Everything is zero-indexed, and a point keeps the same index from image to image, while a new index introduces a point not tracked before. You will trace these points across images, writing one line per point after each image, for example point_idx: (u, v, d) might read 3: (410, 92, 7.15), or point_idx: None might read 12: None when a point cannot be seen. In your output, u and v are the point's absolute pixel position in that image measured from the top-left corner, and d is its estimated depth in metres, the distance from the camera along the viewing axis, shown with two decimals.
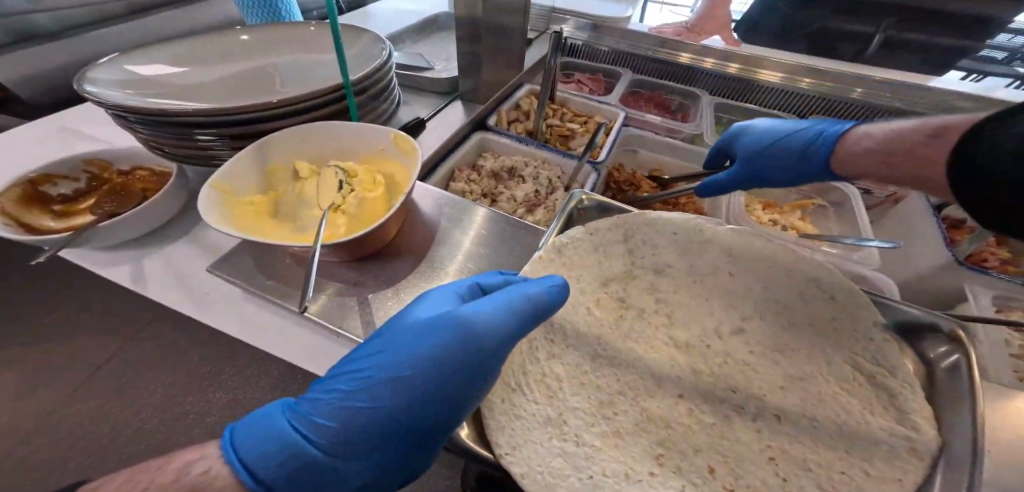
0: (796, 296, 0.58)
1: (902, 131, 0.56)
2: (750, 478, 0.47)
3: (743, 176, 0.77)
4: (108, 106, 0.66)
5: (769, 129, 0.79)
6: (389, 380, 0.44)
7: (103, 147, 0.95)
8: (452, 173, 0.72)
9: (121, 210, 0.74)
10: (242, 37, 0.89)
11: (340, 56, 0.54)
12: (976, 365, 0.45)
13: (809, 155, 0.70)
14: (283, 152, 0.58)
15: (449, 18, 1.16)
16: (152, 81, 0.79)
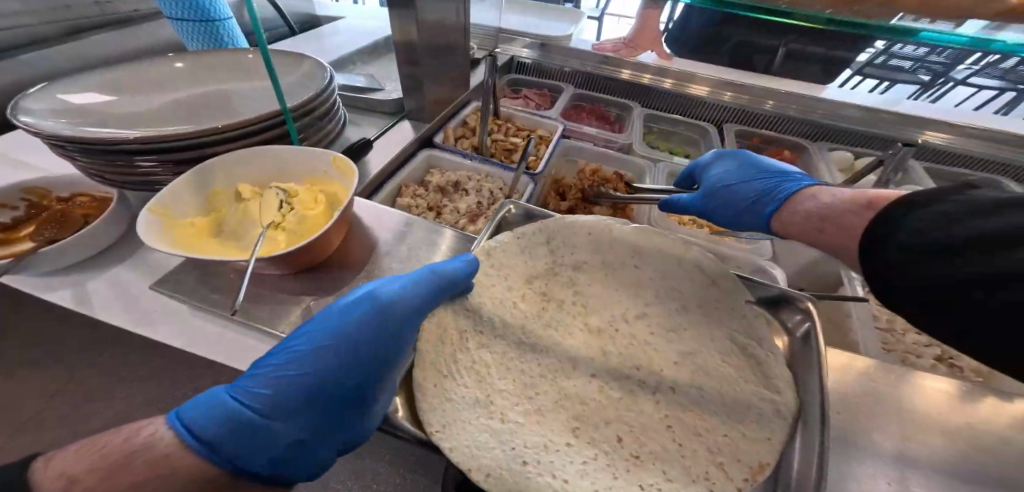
0: (686, 283, 0.65)
1: (837, 203, 0.58)
2: (653, 446, 0.52)
3: (701, 198, 0.80)
4: (46, 136, 0.64)
5: (749, 163, 0.79)
6: (320, 347, 0.47)
7: (38, 175, 0.88)
8: (400, 189, 0.88)
9: (61, 235, 0.69)
10: (176, 64, 0.86)
11: (276, 89, 0.61)
12: (822, 334, 0.53)
13: (759, 204, 0.72)
14: (226, 177, 0.64)
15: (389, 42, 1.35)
16: (64, 106, 0.73)
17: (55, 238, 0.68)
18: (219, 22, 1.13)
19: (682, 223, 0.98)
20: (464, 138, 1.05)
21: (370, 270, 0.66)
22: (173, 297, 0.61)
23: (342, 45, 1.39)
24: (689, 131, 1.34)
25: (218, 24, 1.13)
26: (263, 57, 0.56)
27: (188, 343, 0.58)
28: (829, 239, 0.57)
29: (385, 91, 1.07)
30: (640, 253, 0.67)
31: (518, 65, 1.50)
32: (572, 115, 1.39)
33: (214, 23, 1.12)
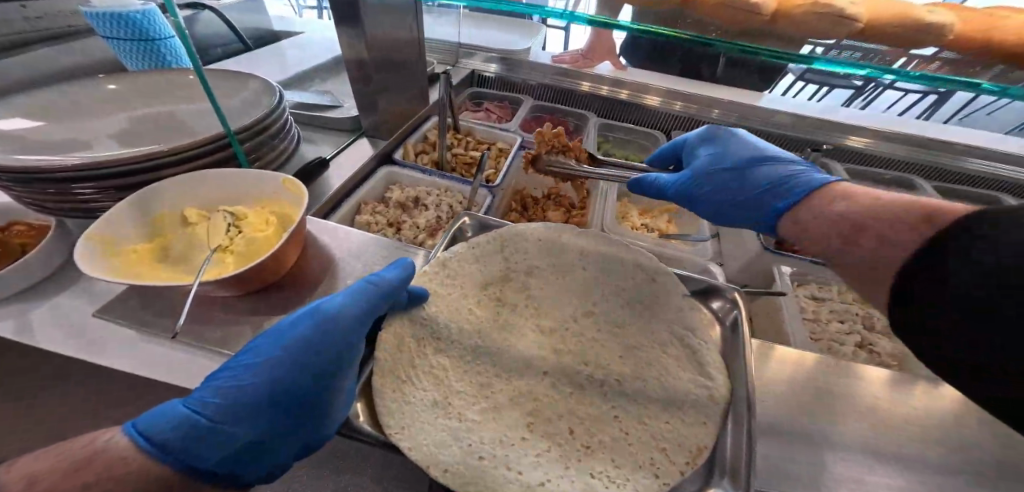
0: (629, 281, 0.70)
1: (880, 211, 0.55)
2: (602, 435, 0.56)
3: (696, 182, 0.81)
4: None
5: (748, 151, 0.80)
6: (270, 358, 0.49)
7: None
8: (359, 207, 0.91)
9: None
10: (109, 86, 0.86)
11: (216, 110, 0.63)
12: (745, 321, 0.61)
13: (760, 196, 0.73)
14: (170, 203, 0.65)
15: (341, 60, 1.39)
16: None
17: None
18: (159, 41, 1.12)
19: (634, 228, 1.05)
20: (425, 153, 1.08)
21: (327, 286, 0.68)
22: (121, 322, 0.61)
23: (298, 61, 1.39)
24: (641, 139, 1.43)
25: (158, 43, 1.13)
26: (201, 81, 0.59)
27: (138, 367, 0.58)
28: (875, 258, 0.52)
29: (343, 108, 1.09)
30: (587, 257, 0.72)
31: (480, 79, 1.55)
32: (532, 126, 1.45)
33: (153, 42, 1.11)
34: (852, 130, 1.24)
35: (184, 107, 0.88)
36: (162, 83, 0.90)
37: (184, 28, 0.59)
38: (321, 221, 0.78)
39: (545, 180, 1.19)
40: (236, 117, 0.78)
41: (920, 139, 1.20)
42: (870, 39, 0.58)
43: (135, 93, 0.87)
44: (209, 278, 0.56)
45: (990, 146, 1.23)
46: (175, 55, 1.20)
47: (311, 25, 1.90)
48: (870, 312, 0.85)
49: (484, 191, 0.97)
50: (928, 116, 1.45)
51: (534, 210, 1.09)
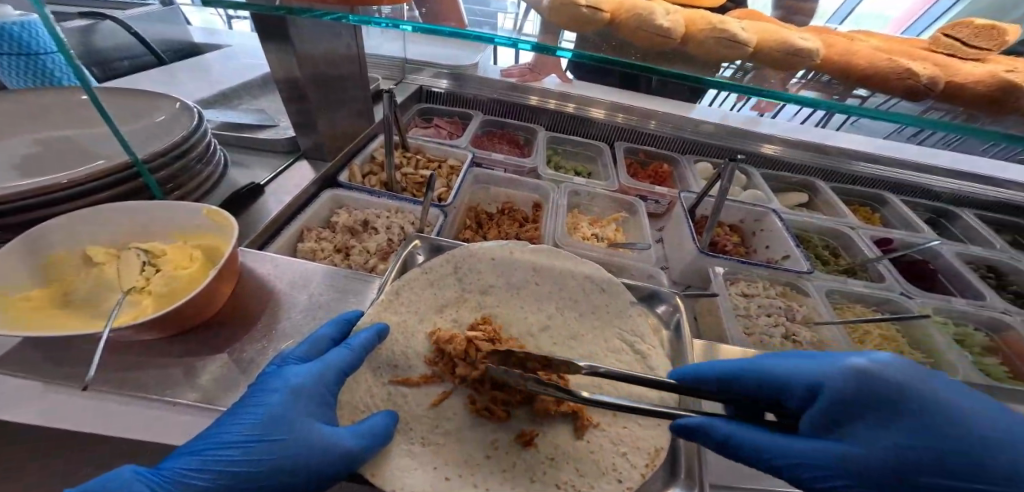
0: (581, 293, 0.73)
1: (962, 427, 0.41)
2: (566, 445, 0.57)
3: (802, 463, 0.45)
4: None
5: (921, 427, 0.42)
6: (253, 471, 0.44)
7: None
8: (303, 233, 0.86)
9: None
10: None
11: (117, 133, 0.58)
12: (686, 323, 0.66)
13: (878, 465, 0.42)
14: (67, 241, 0.57)
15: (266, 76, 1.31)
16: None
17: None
18: (47, 56, 1.00)
19: (585, 239, 1.08)
20: (373, 174, 1.06)
21: (269, 319, 0.64)
22: (14, 378, 0.52)
23: (223, 76, 1.30)
24: (587, 151, 1.49)
25: (44, 59, 1.01)
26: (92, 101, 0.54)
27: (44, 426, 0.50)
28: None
29: (279, 127, 1.03)
30: (540, 272, 0.74)
31: (428, 93, 1.54)
32: (483, 141, 1.45)
33: (40, 57, 0.99)
34: (766, 139, 1.39)
35: (88, 128, 0.79)
36: (59, 101, 0.79)
37: (66, 42, 0.51)
38: (258, 252, 0.73)
39: (498, 195, 1.21)
40: (149, 142, 0.71)
41: (816, 146, 1.37)
42: (755, 62, 0.54)
43: (23, 112, 0.76)
44: (123, 323, 0.50)
45: (875, 152, 1.43)
46: (66, 71, 1.07)
47: (241, 36, 1.79)
48: (792, 304, 0.95)
49: (435, 210, 0.97)
50: (825, 123, 1.66)
51: (486, 226, 1.10)
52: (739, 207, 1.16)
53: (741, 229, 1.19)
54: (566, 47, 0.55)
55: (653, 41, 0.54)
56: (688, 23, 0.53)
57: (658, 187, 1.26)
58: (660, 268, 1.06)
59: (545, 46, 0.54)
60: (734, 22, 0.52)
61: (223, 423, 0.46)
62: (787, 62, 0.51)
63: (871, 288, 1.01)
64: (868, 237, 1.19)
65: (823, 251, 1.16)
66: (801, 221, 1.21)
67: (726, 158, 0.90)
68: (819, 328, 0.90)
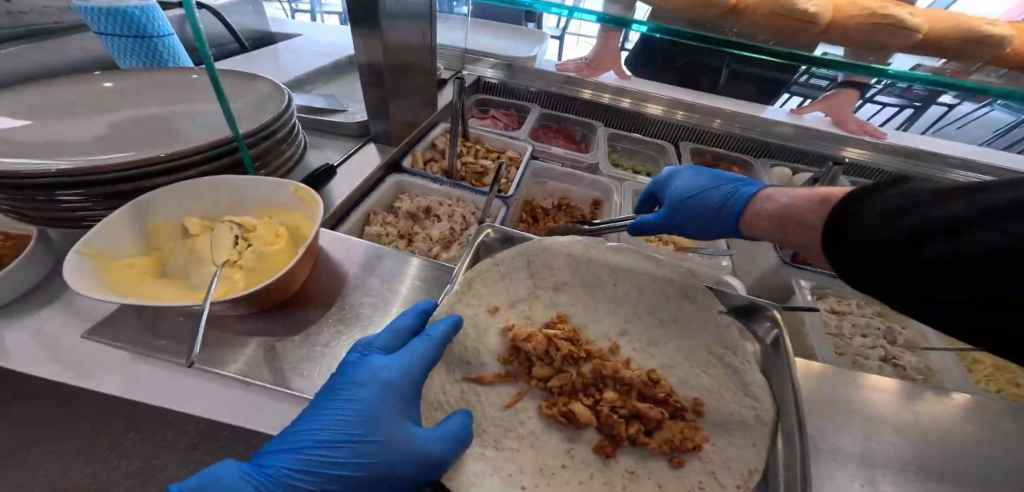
0: (662, 298, 0.67)
1: (793, 203, 0.58)
2: (649, 463, 0.52)
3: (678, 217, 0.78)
4: None
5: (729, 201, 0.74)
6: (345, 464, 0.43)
7: None
8: (369, 218, 0.86)
9: None
10: (105, 84, 0.80)
11: (227, 110, 0.58)
12: (788, 339, 0.59)
13: (709, 211, 0.73)
14: (167, 215, 0.58)
15: (333, 65, 1.33)
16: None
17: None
18: (158, 38, 1.05)
19: (649, 241, 1.03)
20: (434, 161, 1.05)
21: (344, 303, 0.63)
22: (114, 345, 0.54)
23: (297, 65, 1.34)
24: (647, 148, 1.42)
25: (156, 41, 1.06)
26: (212, 79, 0.54)
27: (137, 394, 0.51)
28: (799, 235, 0.55)
29: (349, 113, 1.04)
30: (616, 271, 0.70)
31: (485, 85, 1.52)
32: (539, 135, 1.42)
33: (152, 40, 1.04)
34: (851, 142, 1.26)
35: (180, 110, 0.82)
36: (158, 84, 0.83)
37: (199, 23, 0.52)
38: (330, 234, 0.73)
39: (555, 190, 1.17)
40: (241, 121, 0.73)
41: (910, 151, 1.23)
42: (918, 48, 0.46)
43: (130, 90, 0.81)
44: (219, 298, 0.50)
45: (981, 160, 1.26)
46: (173, 54, 1.12)
47: (310, 27, 1.84)
48: (889, 325, 0.85)
49: (498, 201, 0.95)
50: (912, 126, 1.50)
51: (544, 221, 1.07)
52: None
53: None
54: (639, 19, 0.53)
55: (785, 25, 0.48)
56: (832, 10, 0.50)
57: None
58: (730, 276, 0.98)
59: (619, 18, 0.53)
60: (890, 8, 0.48)
61: (312, 409, 0.46)
62: (952, 45, 0.47)
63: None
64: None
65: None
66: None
67: None
68: (922, 354, 0.80)
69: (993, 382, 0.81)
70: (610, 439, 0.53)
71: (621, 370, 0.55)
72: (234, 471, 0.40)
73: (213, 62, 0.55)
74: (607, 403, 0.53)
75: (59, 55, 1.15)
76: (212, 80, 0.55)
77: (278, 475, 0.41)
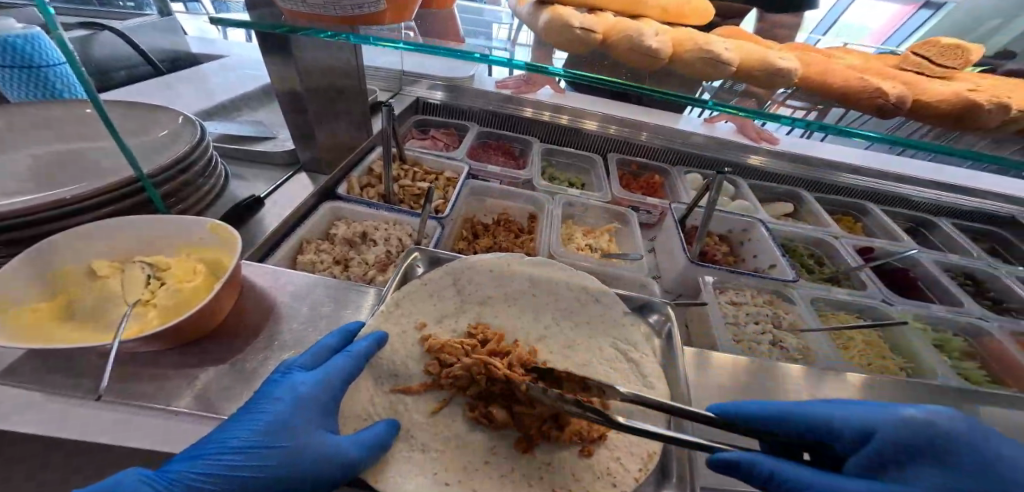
0: (576, 302, 0.75)
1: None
2: (563, 453, 0.58)
3: None
4: None
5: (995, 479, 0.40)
6: (259, 475, 0.46)
7: None
8: (302, 246, 0.88)
9: None
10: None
11: (123, 147, 0.59)
12: (678, 331, 0.68)
13: None
14: (73, 255, 0.58)
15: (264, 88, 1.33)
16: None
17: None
18: (49, 68, 1.01)
19: (580, 249, 1.11)
20: (371, 186, 1.07)
21: (272, 330, 0.65)
22: (18, 390, 0.53)
23: (221, 88, 1.31)
24: (581, 162, 1.52)
25: (47, 71, 1.01)
26: (102, 115, 0.56)
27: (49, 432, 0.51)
28: None
29: (280, 139, 1.05)
30: (535, 282, 0.77)
31: (425, 105, 1.56)
32: (479, 152, 1.48)
33: (42, 69, 1.00)
34: (754, 151, 1.43)
35: (91, 143, 0.80)
36: (65, 116, 0.81)
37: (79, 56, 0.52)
38: (257, 265, 0.74)
39: (493, 206, 1.23)
40: (153, 156, 0.73)
41: (803, 159, 1.41)
42: (738, 79, 0.58)
43: (27, 125, 0.78)
44: (130, 335, 0.51)
45: (859, 163, 1.47)
46: (68, 84, 1.07)
47: (241, 48, 1.81)
48: (778, 311, 0.98)
49: (433, 222, 0.99)
50: (808, 134, 1.71)
51: (483, 236, 1.13)
52: (728, 217, 1.20)
53: (729, 238, 1.23)
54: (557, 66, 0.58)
55: (641, 61, 0.57)
56: (675, 43, 0.57)
57: (650, 198, 1.30)
58: (652, 277, 1.08)
59: (538, 67, 0.56)
60: (719, 42, 0.55)
61: (226, 426, 0.48)
62: (770, 80, 0.55)
63: (853, 295, 1.05)
64: (849, 247, 1.23)
65: (808, 260, 1.20)
66: (788, 231, 1.26)
67: (714, 172, 0.92)
68: (804, 335, 0.93)
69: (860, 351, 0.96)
70: (525, 437, 0.59)
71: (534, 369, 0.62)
72: (135, 479, 0.42)
73: (100, 98, 0.57)
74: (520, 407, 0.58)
75: None
76: (105, 120, 0.57)
77: (181, 479, 0.43)
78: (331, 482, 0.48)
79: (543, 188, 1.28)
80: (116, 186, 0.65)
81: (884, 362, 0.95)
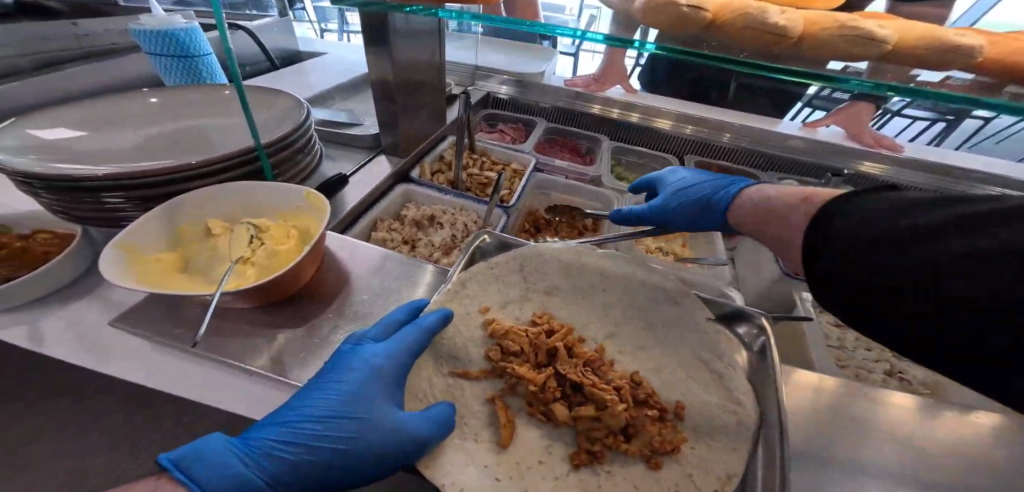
0: (651, 303, 0.69)
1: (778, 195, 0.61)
2: (628, 465, 0.52)
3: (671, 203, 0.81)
4: (9, 172, 0.62)
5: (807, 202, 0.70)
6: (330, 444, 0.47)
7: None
8: (375, 225, 0.91)
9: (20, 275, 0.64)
10: (151, 99, 0.89)
11: (251, 124, 0.65)
12: (775, 346, 0.59)
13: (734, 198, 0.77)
14: (194, 214, 0.65)
15: (353, 81, 1.43)
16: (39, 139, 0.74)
17: (11, 275, 0.63)
18: (199, 58, 1.17)
19: (649, 251, 1.03)
20: (441, 173, 1.10)
21: (344, 300, 0.68)
22: (139, 331, 0.60)
23: (320, 81, 1.44)
24: (652, 161, 1.43)
25: (198, 60, 1.17)
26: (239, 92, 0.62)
27: (155, 384, 0.55)
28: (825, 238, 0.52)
29: (364, 126, 1.12)
30: (607, 277, 0.72)
31: (494, 100, 1.58)
32: (546, 148, 1.46)
33: (194, 59, 1.15)
34: (867, 156, 1.22)
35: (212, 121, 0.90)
36: (197, 98, 0.93)
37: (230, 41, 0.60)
38: (336, 238, 0.78)
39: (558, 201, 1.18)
40: (266, 133, 0.80)
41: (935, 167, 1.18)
42: (883, 61, 0.49)
43: (169, 105, 0.90)
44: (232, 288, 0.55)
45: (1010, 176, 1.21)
46: (213, 72, 1.24)
47: (337, 47, 1.98)
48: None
49: (499, 211, 0.98)
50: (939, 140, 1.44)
51: (546, 230, 1.09)
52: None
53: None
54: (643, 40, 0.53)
55: (754, 39, 0.51)
56: (808, 22, 0.49)
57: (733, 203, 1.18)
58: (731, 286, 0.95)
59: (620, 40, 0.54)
60: (867, 20, 0.47)
61: (303, 396, 0.50)
62: (937, 59, 0.46)
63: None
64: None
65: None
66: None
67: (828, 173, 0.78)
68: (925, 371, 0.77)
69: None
70: (585, 449, 0.53)
71: (604, 367, 0.57)
72: (223, 445, 0.44)
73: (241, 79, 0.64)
74: (582, 410, 0.52)
75: (114, 74, 1.29)
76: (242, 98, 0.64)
77: (264, 447, 0.45)
78: (396, 459, 0.48)
79: (611, 184, 1.21)
80: (233, 158, 0.72)
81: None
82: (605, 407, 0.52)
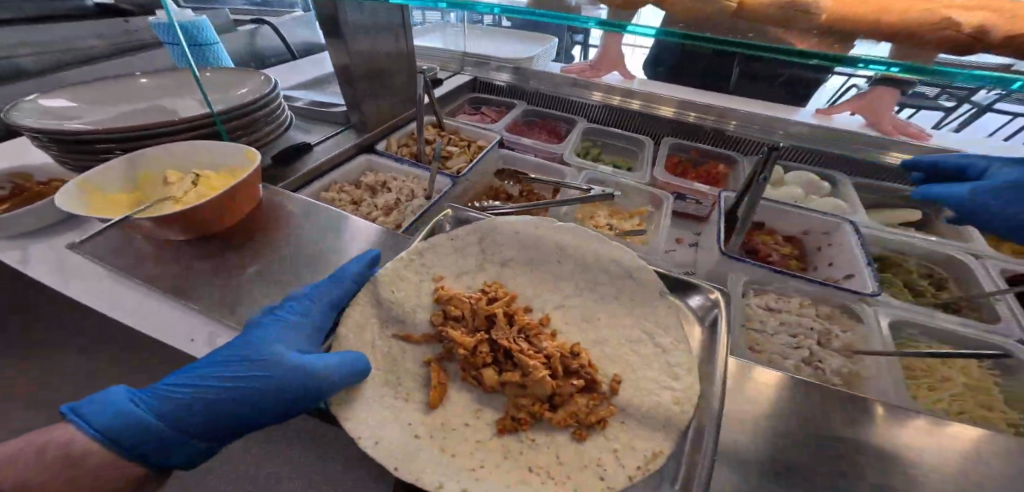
0: (608, 278, 0.67)
1: None
2: (553, 435, 0.51)
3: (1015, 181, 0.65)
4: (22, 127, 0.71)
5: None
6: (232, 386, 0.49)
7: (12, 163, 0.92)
8: (326, 188, 0.94)
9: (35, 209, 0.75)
10: (142, 80, 0.95)
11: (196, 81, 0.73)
12: (726, 323, 0.56)
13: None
14: (154, 166, 0.72)
15: None
16: (46, 109, 0.81)
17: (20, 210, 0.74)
18: (207, 47, 1.23)
19: (597, 226, 0.99)
20: (407, 146, 1.12)
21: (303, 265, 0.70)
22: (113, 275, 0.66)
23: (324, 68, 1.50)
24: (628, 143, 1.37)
25: (206, 49, 1.24)
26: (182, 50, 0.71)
27: (101, 307, 0.61)
28: None
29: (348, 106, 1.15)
30: (565, 251, 0.70)
31: (484, 84, 1.56)
32: (522, 130, 1.44)
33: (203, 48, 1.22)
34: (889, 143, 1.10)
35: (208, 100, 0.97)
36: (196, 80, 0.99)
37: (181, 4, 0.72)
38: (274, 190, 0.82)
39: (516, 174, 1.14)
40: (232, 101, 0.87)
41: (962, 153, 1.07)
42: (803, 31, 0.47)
43: (170, 85, 0.97)
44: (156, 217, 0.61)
45: None
46: (221, 59, 1.30)
47: None
48: (830, 327, 0.73)
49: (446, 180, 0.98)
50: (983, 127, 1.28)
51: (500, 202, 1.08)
52: (799, 214, 0.94)
53: (803, 242, 0.96)
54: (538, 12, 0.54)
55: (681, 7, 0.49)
56: None
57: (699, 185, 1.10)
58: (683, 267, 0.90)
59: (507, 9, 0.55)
60: None
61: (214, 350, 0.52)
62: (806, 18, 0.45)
63: (972, 329, 0.71)
64: (995, 269, 0.85)
65: (920, 280, 0.87)
66: (889, 237, 0.93)
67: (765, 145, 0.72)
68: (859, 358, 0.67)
69: (971, 404, 0.63)
70: (511, 416, 0.52)
71: (540, 336, 0.57)
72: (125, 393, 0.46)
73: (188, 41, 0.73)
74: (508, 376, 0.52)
75: None
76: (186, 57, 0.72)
77: (166, 392, 0.47)
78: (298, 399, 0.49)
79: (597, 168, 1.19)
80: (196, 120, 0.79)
81: (995, 419, 0.61)
82: (530, 374, 0.51)
